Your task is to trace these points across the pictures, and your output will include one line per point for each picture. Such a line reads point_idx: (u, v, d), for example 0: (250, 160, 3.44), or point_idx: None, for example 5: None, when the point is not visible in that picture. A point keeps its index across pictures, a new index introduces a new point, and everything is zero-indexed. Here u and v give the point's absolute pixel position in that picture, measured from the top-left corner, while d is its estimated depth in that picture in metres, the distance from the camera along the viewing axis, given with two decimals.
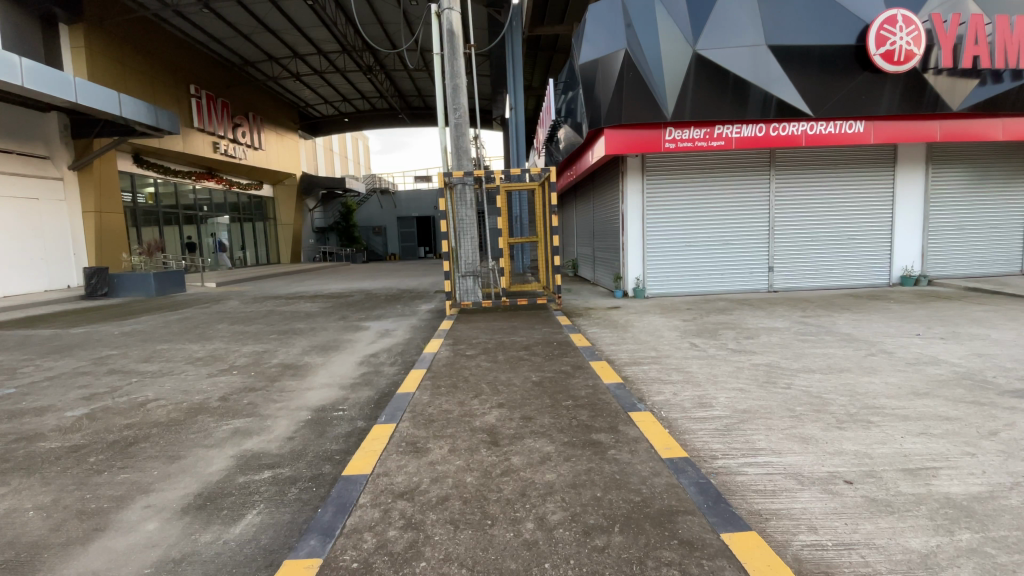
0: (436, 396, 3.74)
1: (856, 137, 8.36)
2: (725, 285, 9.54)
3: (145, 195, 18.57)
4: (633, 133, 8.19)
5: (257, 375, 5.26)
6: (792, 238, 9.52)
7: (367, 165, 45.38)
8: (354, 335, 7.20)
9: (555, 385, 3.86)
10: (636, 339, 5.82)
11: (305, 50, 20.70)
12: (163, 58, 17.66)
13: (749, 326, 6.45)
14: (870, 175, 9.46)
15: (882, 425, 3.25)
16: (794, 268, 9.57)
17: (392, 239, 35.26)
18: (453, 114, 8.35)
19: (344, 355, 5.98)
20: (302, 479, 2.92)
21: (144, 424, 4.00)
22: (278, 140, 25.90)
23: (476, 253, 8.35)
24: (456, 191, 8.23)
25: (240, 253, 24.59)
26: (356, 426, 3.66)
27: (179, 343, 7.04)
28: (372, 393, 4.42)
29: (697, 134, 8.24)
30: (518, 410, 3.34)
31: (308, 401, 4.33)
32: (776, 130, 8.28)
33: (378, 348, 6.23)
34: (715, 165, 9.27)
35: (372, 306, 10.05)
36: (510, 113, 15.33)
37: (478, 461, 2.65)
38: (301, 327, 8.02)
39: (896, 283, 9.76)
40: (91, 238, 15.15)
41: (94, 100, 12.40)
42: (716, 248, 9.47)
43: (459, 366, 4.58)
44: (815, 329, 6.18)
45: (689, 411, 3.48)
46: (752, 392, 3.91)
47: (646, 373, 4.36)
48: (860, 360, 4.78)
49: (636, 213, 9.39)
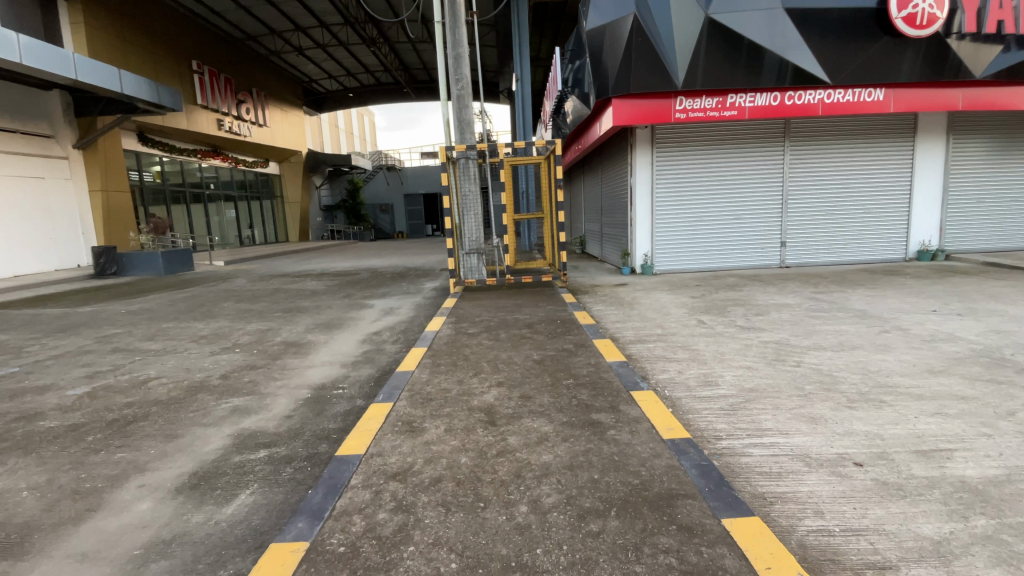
0: (435, 374, 3.67)
1: (875, 106, 8.02)
2: (736, 261, 9.34)
3: (153, 173, 18.68)
4: (643, 104, 7.89)
5: (258, 353, 5.23)
6: (806, 213, 9.27)
7: (374, 141, 45.00)
8: (359, 313, 7.16)
9: (556, 363, 3.79)
10: (642, 317, 5.70)
11: (307, 23, 20.32)
12: (164, 33, 17.39)
13: (759, 302, 6.31)
14: (889, 146, 9.15)
15: (895, 404, 3.14)
16: (806, 244, 9.35)
17: (399, 216, 35.11)
18: (455, 85, 8.06)
19: (347, 333, 5.93)
20: (297, 458, 2.88)
21: (144, 403, 4.00)
22: (282, 116, 25.63)
23: (480, 230, 8.23)
24: (459, 165, 8.07)
25: (248, 232, 24.64)
26: (355, 404, 3.61)
27: (184, 322, 7.04)
28: (372, 371, 4.37)
29: (709, 103, 7.93)
30: (518, 388, 3.27)
31: (308, 379, 4.29)
32: (791, 99, 7.96)
33: (381, 326, 6.17)
34: (727, 136, 8.98)
35: (376, 284, 10.00)
36: (516, 86, 14.95)
37: (474, 441, 2.57)
38: (306, 305, 8.00)
39: (912, 258, 9.51)
40: (99, 217, 15.17)
41: (95, 76, 12.25)
42: (727, 223, 9.25)
43: (460, 344, 4.51)
44: (827, 306, 6.02)
45: (693, 390, 3.39)
46: (759, 370, 3.81)
47: (651, 351, 4.26)
48: (872, 337, 4.64)
49: (645, 187, 9.15)
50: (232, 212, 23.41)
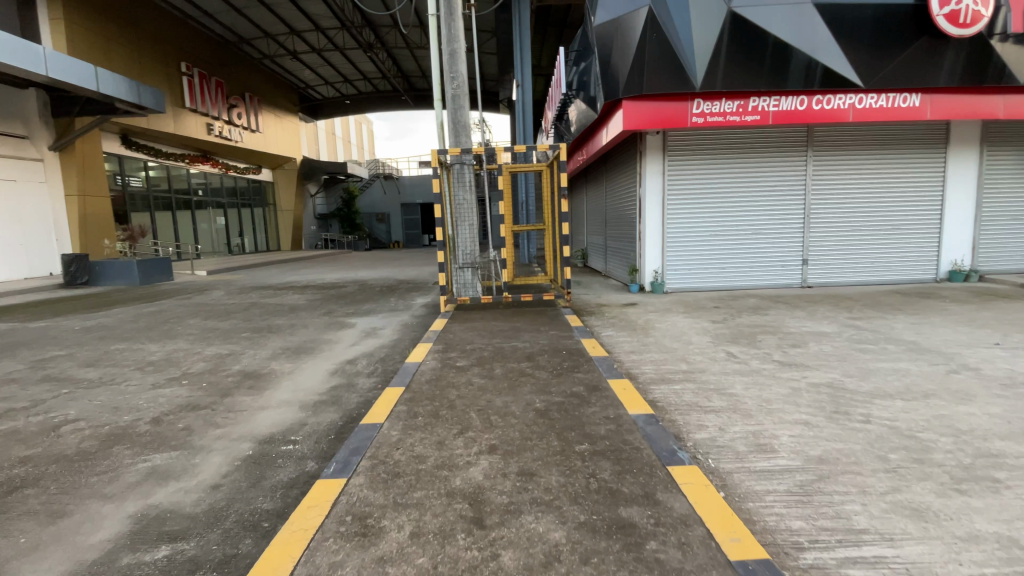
0: (410, 430, 2.85)
1: (911, 113, 7.30)
2: (755, 280, 8.57)
3: (140, 178, 18.15)
4: (656, 106, 7.11)
5: (207, 388, 4.39)
6: (830, 228, 8.53)
7: (371, 149, 44.40)
8: (336, 335, 6.33)
9: (565, 416, 2.97)
10: (661, 347, 4.90)
11: (303, 26, 19.71)
12: (151, 33, 16.75)
13: (791, 330, 5.52)
14: (919, 157, 8.46)
15: (1018, 488, 2.36)
16: (830, 262, 8.60)
17: (395, 225, 34.35)
18: (450, 83, 7.28)
19: (317, 361, 5.10)
20: (205, 566, 2.06)
21: (44, 458, 3.16)
22: (277, 122, 24.98)
23: (475, 242, 7.44)
24: (453, 171, 7.35)
25: (238, 241, 23.83)
26: (304, 472, 2.78)
27: (138, 343, 6.20)
28: (337, 417, 3.55)
29: (729, 107, 7.17)
30: (517, 459, 2.45)
31: (257, 428, 3.47)
32: (819, 103, 7.22)
33: (358, 352, 5.35)
34: (745, 143, 8.25)
35: (362, 300, 9.17)
36: (516, 92, 14.32)
37: (451, 561, 1.76)
38: (279, 324, 7.17)
39: (944, 279, 8.76)
40: (75, 223, 14.37)
41: (68, 73, 11.46)
42: (745, 238, 8.48)
43: (445, 384, 3.69)
44: (870, 336, 5.23)
45: (746, 461, 2.59)
46: (821, 428, 3.00)
47: (679, 398, 3.45)
48: (943, 381, 3.84)
49: (656, 198, 8.39)
50: (221, 219, 22.63)
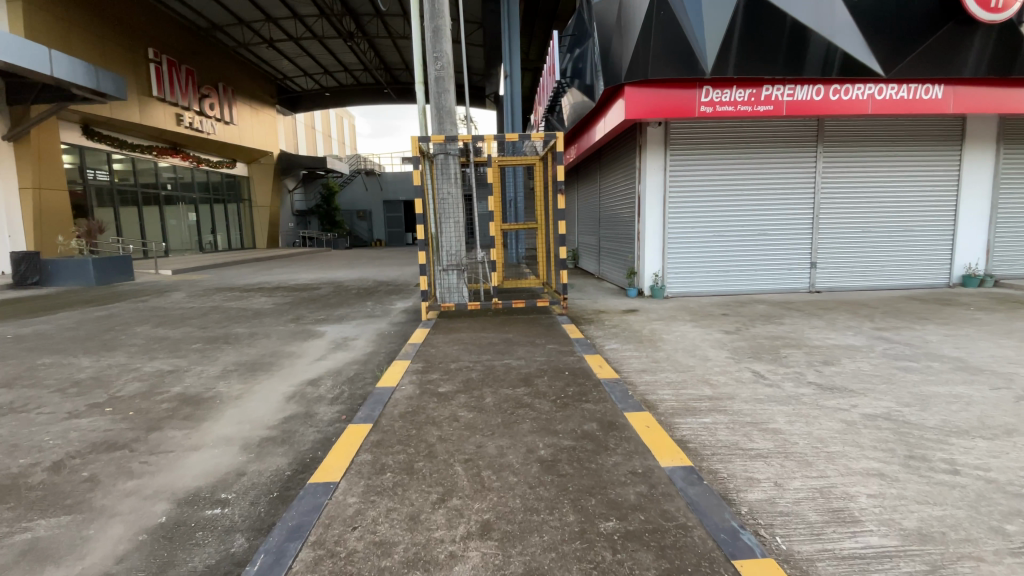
0: (375, 495, 2.14)
1: (933, 106, 6.83)
2: (761, 284, 7.98)
3: (113, 171, 17.37)
4: (662, 94, 6.48)
5: (133, 419, 3.60)
6: (840, 230, 7.99)
7: (352, 145, 43.27)
8: (301, 347, 5.53)
9: (579, 471, 2.28)
10: (676, 364, 4.22)
11: (280, 14, 18.70)
12: (117, 17, 15.64)
13: (817, 343, 4.91)
14: (933, 153, 7.96)
15: None
16: (839, 266, 8.06)
17: (377, 223, 33.37)
18: (434, 65, 6.54)
19: (274, 382, 4.34)
20: None
21: None
22: (253, 114, 23.88)
23: (461, 241, 6.72)
24: (437, 162, 6.60)
25: (210, 238, 22.69)
26: (229, 559, 2.04)
27: (68, 357, 5.34)
28: (286, 465, 2.81)
29: (740, 95, 6.56)
30: (522, 550, 1.76)
31: (182, 480, 2.71)
32: (836, 94, 6.68)
33: (323, 370, 4.58)
34: (752, 137, 7.65)
35: (335, 304, 8.36)
36: (505, 83, 13.69)
37: None
38: (239, 333, 6.36)
39: (956, 284, 8.29)
40: (30, 219, 13.23)
41: (17, 55, 10.17)
42: (751, 239, 7.89)
43: (424, 417, 2.97)
44: (908, 351, 4.63)
45: (825, 542, 1.94)
46: (904, 488, 2.37)
47: (714, 439, 2.80)
48: (1017, 410, 3.26)
49: (657, 195, 7.74)
50: (192, 215, 21.47)
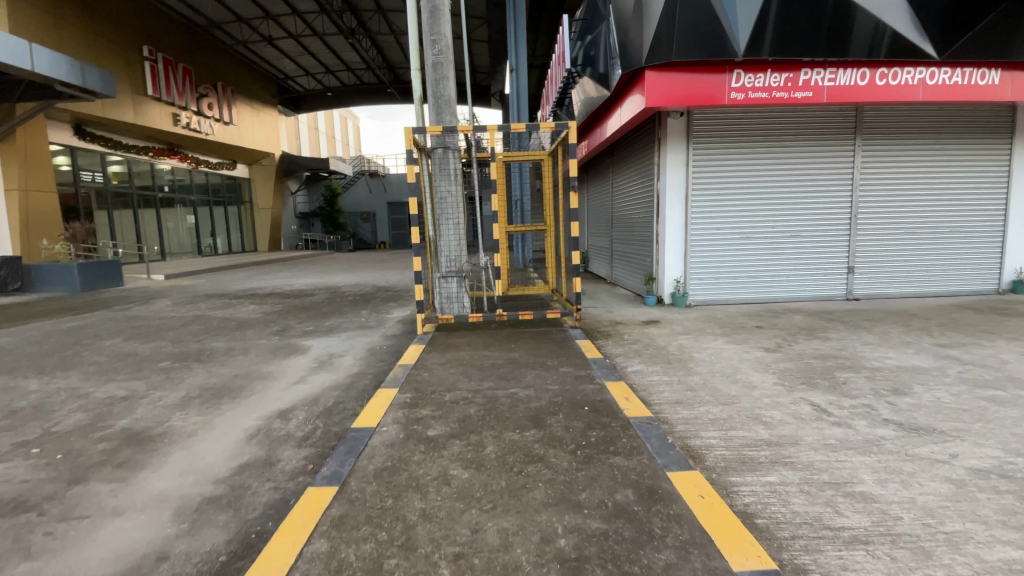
0: None
1: (989, 92, 6.11)
2: (793, 291, 7.25)
3: (109, 174, 16.96)
4: (687, 79, 5.78)
5: (58, 468, 2.96)
6: (880, 231, 7.23)
7: (357, 146, 42.87)
8: (280, 366, 4.86)
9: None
10: (716, 394, 3.52)
11: (278, 10, 18.15)
12: (109, 14, 15.15)
13: (876, 365, 4.19)
14: (983, 146, 7.19)
15: None
16: (879, 270, 7.31)
17: (382, 225, 32.83)
18: (432, 48, 5.87)
19: (238, 413, 3.68)
20: None
21: None
22: (253, 115, 23.37)
23: (462, 245, 6.05)
24: (436, 157, 5.93)
25: (209, 241, 22.15)
26: None
27: (17, 379, 4.71)
28: (224, 545, 2.14)
29: (776, 80, 5.85)
30: None
31: (85, 568, 2.06)
32: (883, 78, 5.95)
33: (298, 398, 3.91)
34: (783, 128, 6.93)
35: (327, 313, 7.70)
36: (510, 77, 12.87)
37: None
38: (216, 347, 5.72)
39: (1006, 291, 7.51)
40: (17, 221, 12.73)
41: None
42: (781, 241, 7.16)
43: (406, 477, 2.29)
44: (989, 376, 3.89)
45: None
46: None
47: (790, 514, 2.10)
48: None
49: (678, 193, 7.03)
50: (191, 218, 20.94)
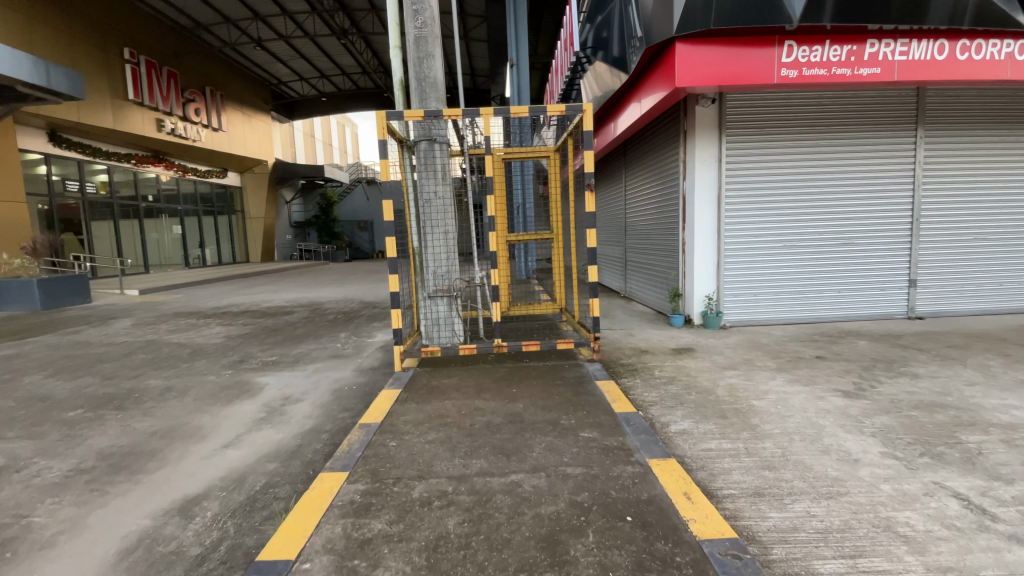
0: None
1: None
2: (844, 308, 6.15)
3: (96, 184, 16.28)
4: (726, 54, 4.75)
5: None
6: (947, 236, 6.14)
7: (355, 154, 42.12)
8: (216, 417, 3.80)
9: None
10: (808, 478, 2.42)
11: (267, 11, 17.26)
12: (85, 14, 14.26)
13: (1007, 420, 3.08)
14: None
15: None
16: (945, 283, 6.21)
17: (380, 234, 31.90)
18: (415, 19, 4.87)
19: (128, 503, 2.60)
20: None
21: None
22: (246, 121, 22.52)
23: (450, 257, 4.99)
24: (419, 151, 4.89)
25: (197, 253, 21.18)
26: None
27: None
28: None
29: (836, 54, 4.82)
30: None
31: None
32: (964, 52, 4.89)
33: (220, 475, 2.83)
34: (832, 116, 5.88)
35: (301, 337, 6.65)
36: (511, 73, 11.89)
37: None
38: (150, 387, 4.66)
39: None
40: None
41: None
42: (832, 248, 6.07)
43: None
44: None
45: None
46: None
47: None
48: None
49: (709, 193, 5.96)
50: (177, 228, 19.95)
